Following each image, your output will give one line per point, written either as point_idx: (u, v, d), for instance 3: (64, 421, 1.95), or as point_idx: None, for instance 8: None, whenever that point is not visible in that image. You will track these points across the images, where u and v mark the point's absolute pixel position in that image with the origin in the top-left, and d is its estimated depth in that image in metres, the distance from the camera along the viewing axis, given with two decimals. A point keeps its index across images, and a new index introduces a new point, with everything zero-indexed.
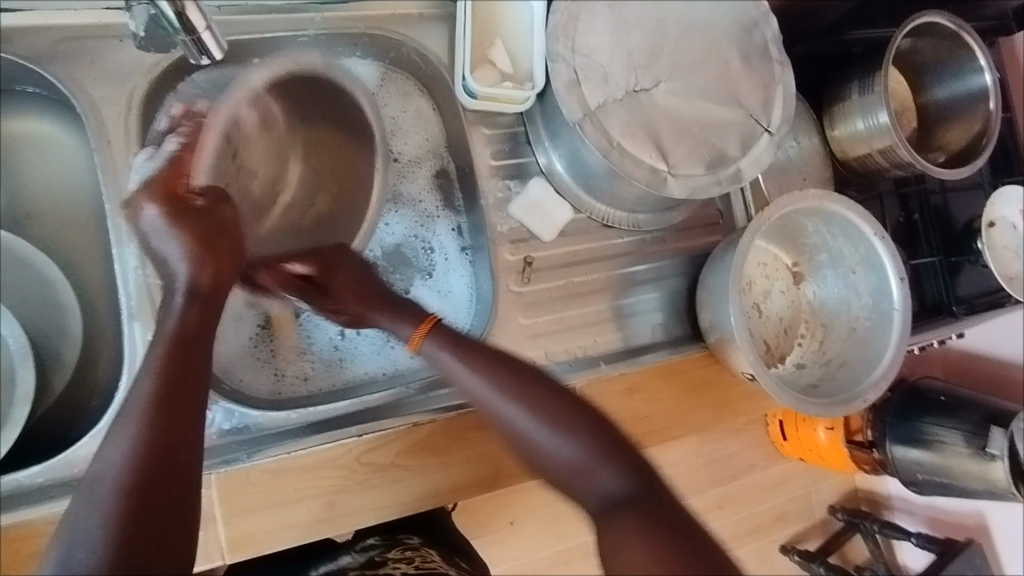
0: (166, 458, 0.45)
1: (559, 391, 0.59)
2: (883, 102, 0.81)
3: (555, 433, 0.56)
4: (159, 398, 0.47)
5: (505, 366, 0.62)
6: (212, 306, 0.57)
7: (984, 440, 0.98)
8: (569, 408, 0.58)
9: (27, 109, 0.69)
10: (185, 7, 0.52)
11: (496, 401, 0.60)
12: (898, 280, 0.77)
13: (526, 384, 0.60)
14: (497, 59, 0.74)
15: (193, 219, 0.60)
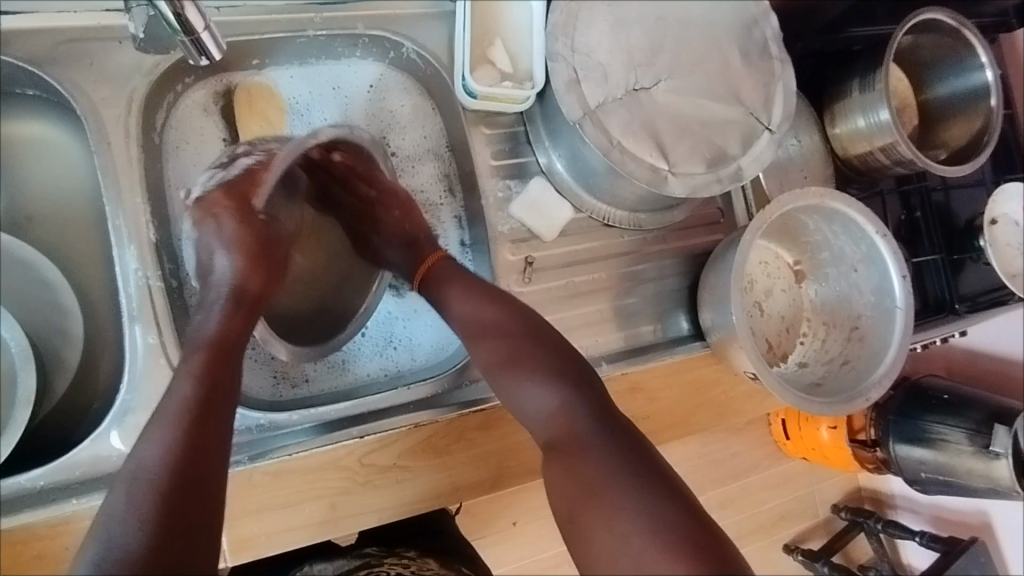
0: (196, 462, 0.45)
1: (543, 332, 0.64)
2: (884, 99, 0.80)
3: (531, 364, 0.61)
4: (189, 410, 0.48)
5: (493, 299, 0.67)
6: (254, 313, 0.61)
7: (987, 439, 0.97)
8: (543, 346, 0.63)
9: (27, 112, 0.69)
10: (184, 7, 0.52)
11: (480, 328, 0.65)
12: (899, 277, 0.77)
13: (513, 320, 0.65)
14: (497, 58, 0.74)
15: (253, 224, 0.64)
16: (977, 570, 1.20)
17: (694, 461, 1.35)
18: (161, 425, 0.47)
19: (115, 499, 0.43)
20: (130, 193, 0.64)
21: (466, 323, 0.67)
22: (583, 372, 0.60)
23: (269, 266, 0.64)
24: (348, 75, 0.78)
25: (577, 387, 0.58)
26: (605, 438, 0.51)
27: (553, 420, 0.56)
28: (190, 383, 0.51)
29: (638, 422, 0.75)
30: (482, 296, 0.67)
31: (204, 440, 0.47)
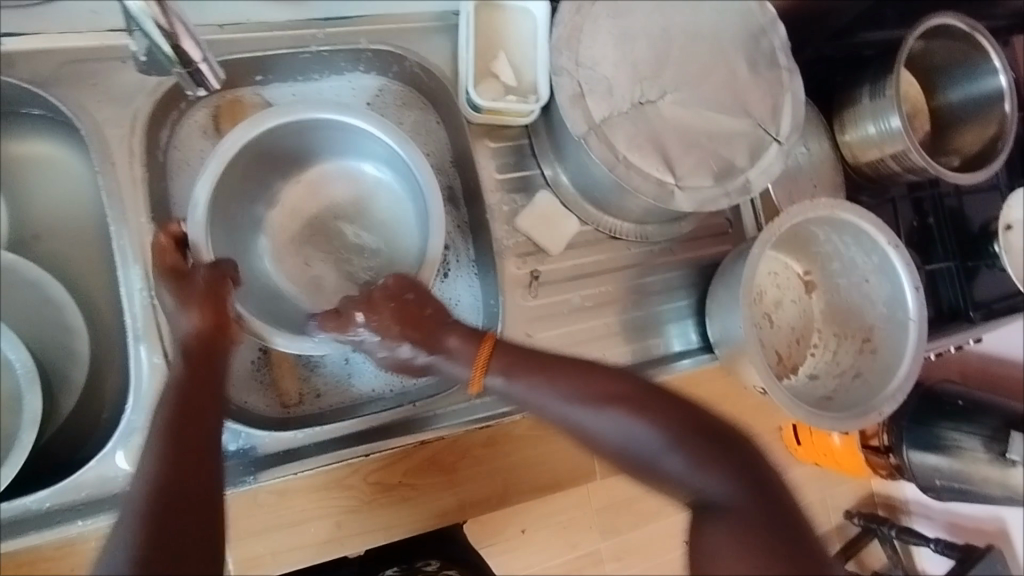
0: (182, 490, 0.46)
1: (658, 395, 0.56)
2: (895, 106, 0.79)
3: (659, 444, 0.53)
4: (166, 437, 0.48)
5: (591, 382, 0.58)
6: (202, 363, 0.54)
7: (1004, 445, 0.98)
8: (673, 421, 0.54)
9: (33, 132, 0.70)
10: (181, 39, 0.52)
11: (581, 417, 0.57)
12: (912, 289, 0.76)
13: (620, 393, 0.57)
14: (501, 72, 0.73)
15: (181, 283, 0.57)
16: None
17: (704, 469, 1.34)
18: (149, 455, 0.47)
19: (115, 535, 0.44)
20: (135, 212, 0.64)
21: (564, 408, 0.58)
22: (715, 431, 0.54)
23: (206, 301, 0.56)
24: (346, 90, 0.77)
25: (731, 479, 0.51)
26: (765, 534, 0.49)
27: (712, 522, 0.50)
28: (167, 403, 0.50)
29: None
30: (583, 375, 0.58)
31: (190, 468, 0.47)
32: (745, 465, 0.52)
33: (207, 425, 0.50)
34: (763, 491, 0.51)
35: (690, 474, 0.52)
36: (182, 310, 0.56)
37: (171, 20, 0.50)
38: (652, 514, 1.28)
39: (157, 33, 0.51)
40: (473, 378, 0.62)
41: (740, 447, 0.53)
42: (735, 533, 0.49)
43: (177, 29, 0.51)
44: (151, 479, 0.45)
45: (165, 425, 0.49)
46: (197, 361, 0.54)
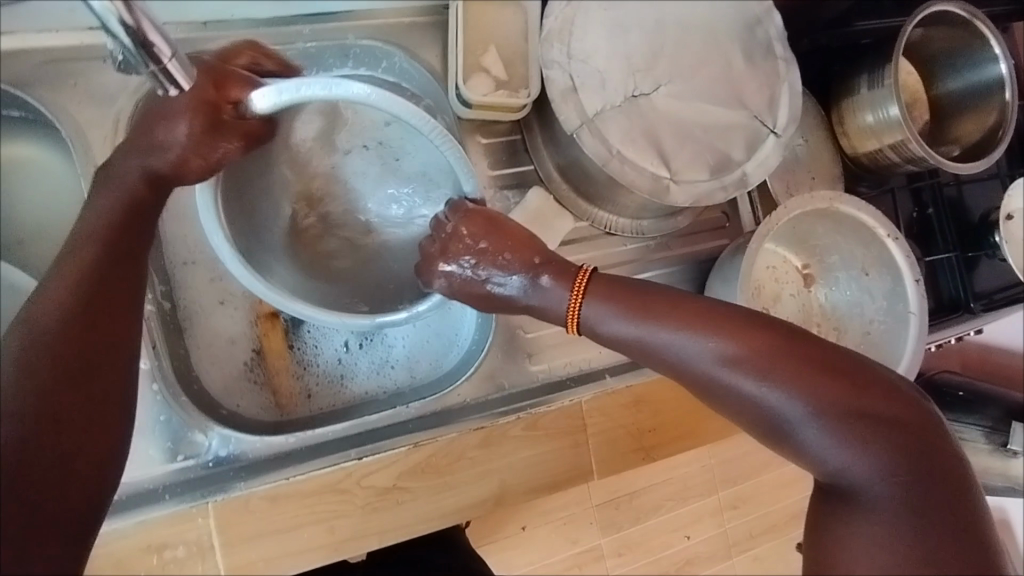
0: (92, 341, 0.45)
1: (814, 356, 0.52)
2: (894, 95, 0.77)
3: (806, 411, 0.51)
4: (84, 283, 0.47)
5: (727, 332, 0.55)
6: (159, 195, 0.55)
7: (1005, 437, 0.98)
8: (817, 382, 0.51)
9: (15, 135, 0.69)
10: (147, 34, 0.43)
11: (710, 368, 0.55)
12: (913, 282, 0.75)
13: (761, 346, 0.54)
14: (490, 65, 0.71)
15: (205, 122, 0.57)
16: None
17: (704, 464, 1.33)
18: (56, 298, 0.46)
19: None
20: None
21: (697, 359, 0.56)
22: (875, 405, 0.50)
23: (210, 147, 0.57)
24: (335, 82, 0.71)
25: (874, 449, 0.49)
26: (918, 526, 0.45)
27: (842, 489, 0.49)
28: (78, 269, 0.47)
29: (643, 434, 0.75)
30: (722, 325, 0.56)
31: (89, 344, 0.45)
32: (902, 446, 0.49)
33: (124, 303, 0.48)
34: (909, 468, 0.48)
35: (825, 439, 0.50)
36: (182, 151, 0.56)
37: (136, 13, 0.41)
38: (651, 510, 1.28)
39: (121, 32, 0.42)
40: (570, 320, 0.64)
41: (890, 416, 0.50)
42: (879, 525, 0.46)
43: (144, 25, 0.42)
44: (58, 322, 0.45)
45: (72, 290, 0.46)
46: (127, 223, 0.51)
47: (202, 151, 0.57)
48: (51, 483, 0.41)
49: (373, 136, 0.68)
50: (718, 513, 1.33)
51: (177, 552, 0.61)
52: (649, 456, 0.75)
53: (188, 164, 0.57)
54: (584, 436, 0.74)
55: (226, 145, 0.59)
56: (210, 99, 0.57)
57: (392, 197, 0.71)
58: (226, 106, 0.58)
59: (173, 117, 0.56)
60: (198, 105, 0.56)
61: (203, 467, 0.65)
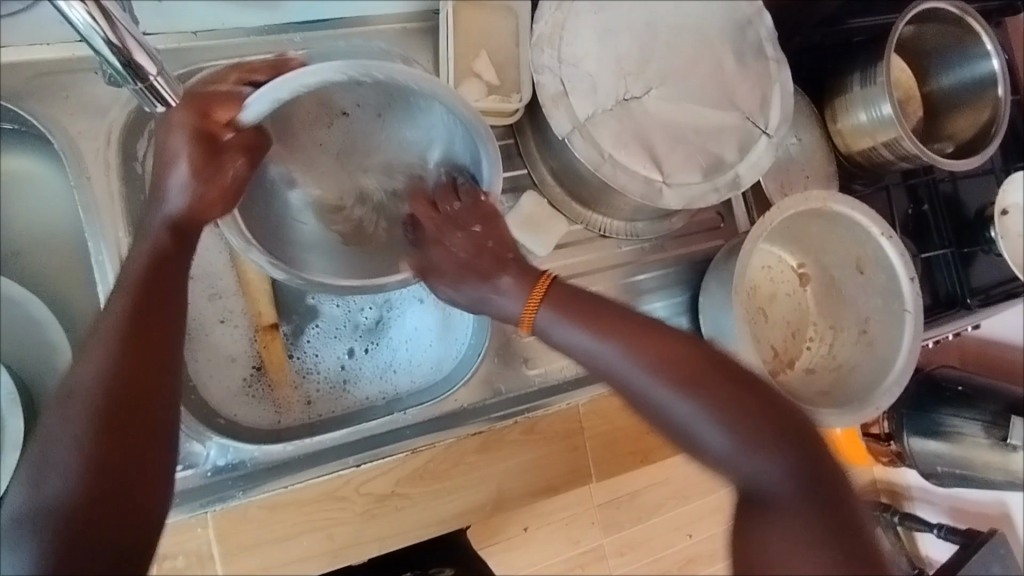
0: (139, 386, 0.44)
1: (739, 375, 0.49)
2: (886, 93, 0.77)
3: (722, 428, 0.46)
4: (123, 329, 0.45)
5: (640, 336, 0.52)
6: (189, 236, 0.53)
7: (1006, 431, 0.95)
8: (730, 396, 0.48)
9: (9, 149, 0.69)
10: (132, 52, 0.47)
11: (626, 369, 0.51)
12: (908, 280, 0.75)
13: (673, 353, 0.50)
14: (482, 71, 0.71)
15: (207, 148, 0.55)
16: (997, 563, 1.16)
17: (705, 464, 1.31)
18: (98, 346, 0.45)
19: (48, 430, 0.42)
20: (113, 225, 0.63)
21: (619, 363, 0.52)
22: (795, 432, 0.46)
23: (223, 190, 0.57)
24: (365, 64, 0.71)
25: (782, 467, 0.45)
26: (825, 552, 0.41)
27: (751, 507, 0.45)
28: (124, 303, 0.47)
29: (640, 436, 0.75)
30: (635, 329, 0.53)
31: (142, 385, 0.44)
32: (811, 465, 0.45)
33: (162, 343, 0.46)
34: (819, 491, 0.44)
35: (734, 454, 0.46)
36: (190, 184, 0.54)
37: (121, 33, 0.46)
38: (653, 510, 1.27)
39: (107, 50, 0.46)
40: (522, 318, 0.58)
41: (801, 434, 0.47)
42: (787, 544, 0.42)
43: (128, 44, 0.46)
44: (103, 372, 0.43)
45: (118, 326, 0.45)
46: (171, 256, 0.50)
47: (214, 174, 0.56)
48: (120, 529, 0.41)
49: (356, 99, 0.63)
50: (719, 511, 1.33)
51: (176, 563, 0.62)
52: (647, 458, 0.76)
53: (207, 192, 0.55)
54: (581, 439, 0.74)
55: (235, 159, 0.57)
56: (200, 126, 0.55)
57: (397, 143, 0.68)
58: (220, 127, 0.56)
59: (171, 156, 0.54)
60: (194, 134, 0.55)
61: (202, 477, 0.65)
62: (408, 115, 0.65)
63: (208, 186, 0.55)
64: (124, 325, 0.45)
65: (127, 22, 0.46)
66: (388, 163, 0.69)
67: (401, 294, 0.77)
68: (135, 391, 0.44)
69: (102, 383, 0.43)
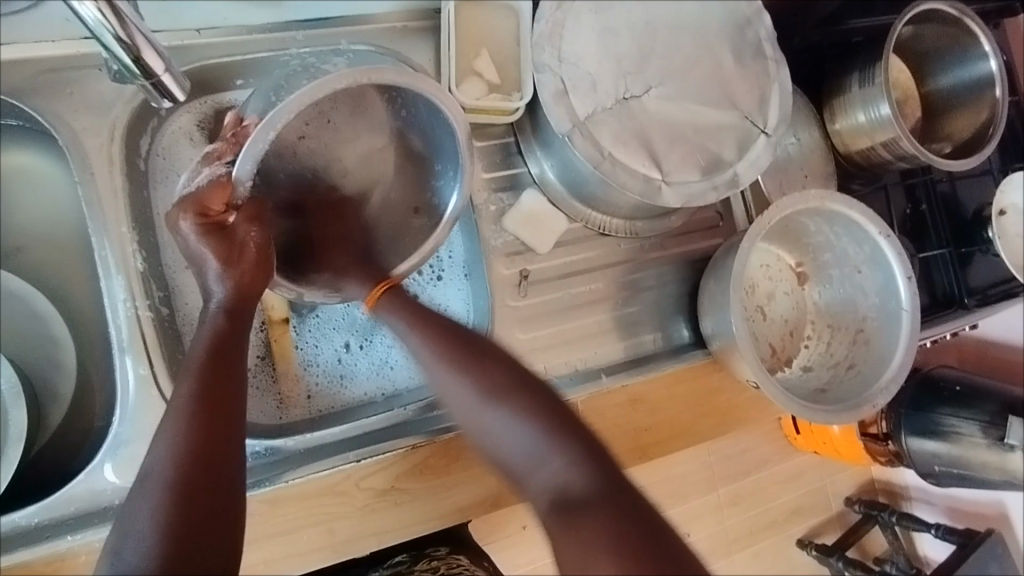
0: (207, 453, 0.45)
1: (514, 368, 0.56)
2: (884, 93, 0.78)
3: (510, 413, 0.52)
4: (193, 404, 0.48)
5: (456, 338, 0.59)
6: (240, 318, 0.57)
7: (1002, 431, 0.92)
8: (530, 388, 0.54)
9: (12, 144, 0.69)
10: (142, 51, 0.52)
11: (438, 368, 0.58)
12: (905, 278, 0.75)
13: (480, 359, 0.57)
14: (483, 69, 0.72)
15: (218, 239, 0.58)
16: (994, 563, 1.16)
17: (704, 463, 1.30)
18: (169, 428, 0.47)
19: (133, 507, 0.43)
20: (116, 221, 0.64)
21: (427, 365, 0.59)
22: (576, 418, 0.52)
23: (263, 267, 0.60)
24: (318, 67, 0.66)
25: (578, 450, 0.49)
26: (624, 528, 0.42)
27: (549, 485, 0.48)
28: (190, 386, 0.49)
29: (637, 435, 0.75)
30: (445, 329, 0.60)
31: (216, 452, 0.46)
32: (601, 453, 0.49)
33: (229, 416, 0.48)
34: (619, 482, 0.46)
35: (535, 445, 0.50)
36: (223, 272, 0.58)
37: (130, 31, 0.50)
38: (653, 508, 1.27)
39: (117, 46, 0.50)
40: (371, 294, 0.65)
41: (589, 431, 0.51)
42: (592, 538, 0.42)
43: (138, 41, 0.51)
44: (179, 447, 0.45)
45: (190, 403, 0.48)
46: (228, 337, 0.54)
47: (238, 254, 0.58)
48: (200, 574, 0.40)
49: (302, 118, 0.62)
50: (720, 509, 1.31)
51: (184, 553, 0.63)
52: (647, 455, 0.75)
53: (241, 270, 0.58)
54: None
55: (248, 229, 0.59)
56: (204, 223, 0.58)
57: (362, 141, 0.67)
58: (222, 215, 0.59)
59: (201, 258, 0.58)
60: (203, 229, 0.58)
61: None
62: (357, 107, 0.64)
63: (240, 269, 0.58)
64: (195, 404, 0.47)
65: (136, 19, 0.51)
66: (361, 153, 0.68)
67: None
68: (200, 460, 0.45)
69: (177, 450, 0.45)
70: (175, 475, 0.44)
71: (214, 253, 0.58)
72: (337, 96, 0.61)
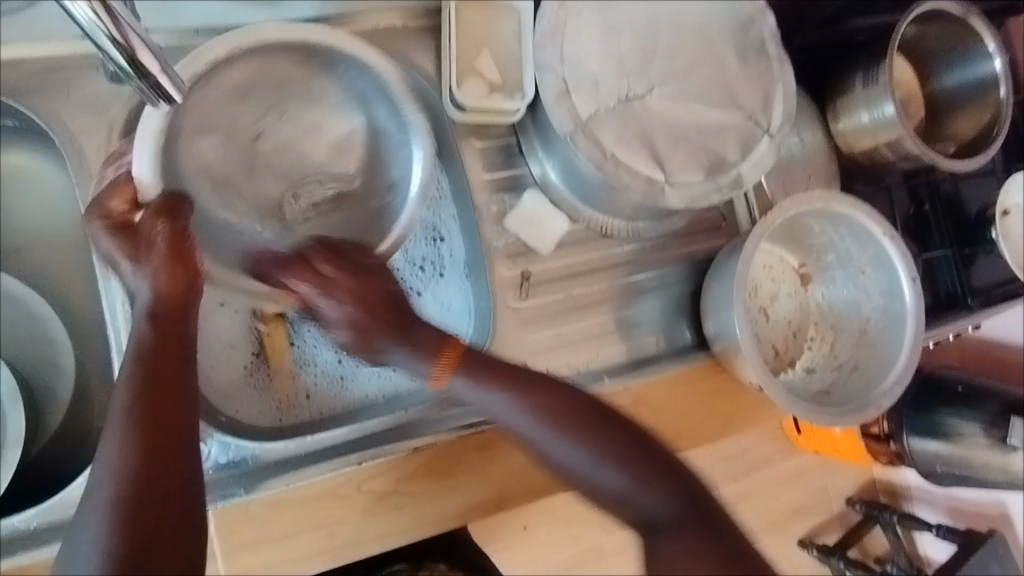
0: (150, 471, 0.44)
1: (613, 425, 0.56)
2: (888, 93, 0.77)
3: (609, 464, 0.54)
4: (134, 417, 0.46)
5: (541, 392, 0.58)
6: (175, 322, 0.54)
7: (1004, 431, 0.96)
8: (621, 437, 0.55)
9: (10, 144, 0.69)
10: (136, 50, 0.50)
11: (528, 424, 0.57)
12: (909, 279, 0.75)
13: (575, 415, 0.56)
14: (484, 69, 0.72)
15: (127, 237, 0.58)
16: (995, 563, 1.16)
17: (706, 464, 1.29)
18: (112, 443, 0.45)
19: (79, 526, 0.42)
20: None
21: (513, 420, 0.58)
22: (670, 466, 0.54)
23: (187, 262, 0.57)
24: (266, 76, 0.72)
25: (673, 488, 0.53)
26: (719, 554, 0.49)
27: (648, 520, 0.53)
28: (127, 394, 0.47)
29: None
30: (527, 380, 0.59)
31: (158, 468, 0.44)
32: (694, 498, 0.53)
33: (174, 424, 0.47)
34: (708, 514, 0.52)
35: (629, 487, 0.53)
36: (138, 269, 0.57)
37: (123, 30, 0.49)
38: None
39: (111, 47, 0.49)
40: (436, 369, 0.61)
41: (679, 466, 0.55)
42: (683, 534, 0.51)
43: (132, 41, 0.50)
44: (119, 463, 0.44)
45: (127, 416, 0.46)
46: (164, 341, 0.51)
47: (145, 248, 0.57)
48: None
49: (252, 114, 0.70)
50: None
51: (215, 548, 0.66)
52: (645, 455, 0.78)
53: (156, 265, 0.56)
54: None
55: (150, 224, 0.57)
56: (112, 224, 0.59)
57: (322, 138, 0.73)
58: (126, 213, 0.59)
59: (115, 260, 0.58)
60: (113, 230, 0.58)
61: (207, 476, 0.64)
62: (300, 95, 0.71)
63: (155, 262, 0.56)
64: (135, 415, 0.46)
65: (129, 19, 0.50)
66: (337, 136, 0.73)
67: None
68: (142, 479, 0.44)
69: (121, 472, 0.44)
70: (120, 494, 0.43)
71: (122, 251, 0.58)
72: (264, 82, 0.69)
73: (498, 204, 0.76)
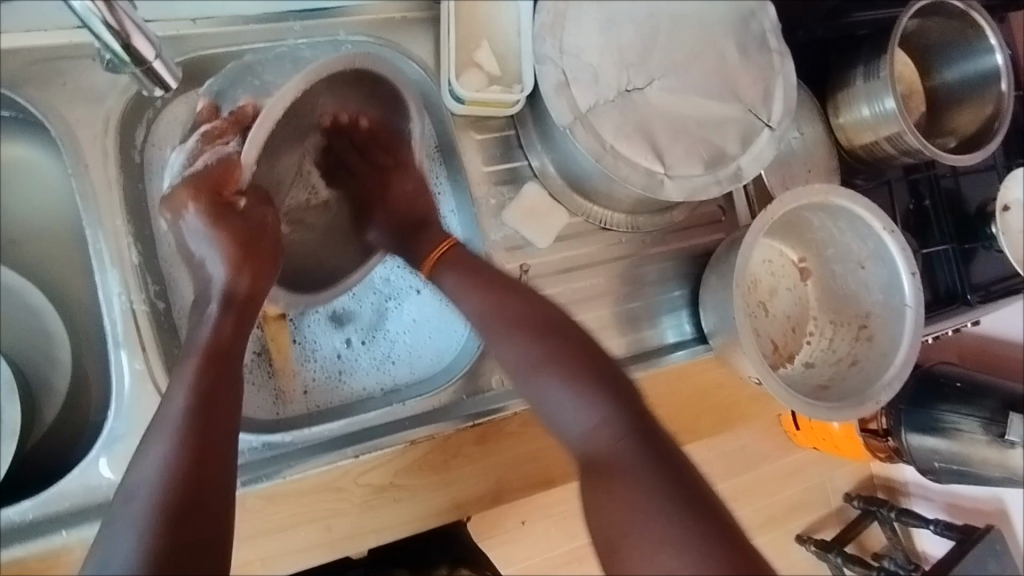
0: (201, 473, 0.47)
1: (576, 342, 0.61)
2: (889, 87, 0.77)
3: (557, 377, 0.59)
4: (189, 425, 0.49)
5: (512, 300, 0.64)
6: (246, 314, 0.60)
7: (1002, 427, 0.90)
8: (579, 355, 0.60)
9: (6, 135, 0.68)
10: (130, 36, 0.51)
11: (492, 329, 0.64)
12: (909, 274, 0.74)
13: (540, 329, 0.62)
14: (483, 61, 0.71)
15: (231, 220, 0.62)
16: (993, 560, 1.16)
17: (703, 458, 1.29)
18: (162, 443, 0.47)
19: (120, 516, 0.44)
20: (111, 214, 0.63)
21: (479, 322, 0.65)
22: (620, 386, 0.58)
23: (262, 261, 0.63)
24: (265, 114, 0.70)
25: (615, 402, 0.56)
26: (644, 458, 0.51)
27: (587, 435, 0.55)
28: (187, 397, 0.51)
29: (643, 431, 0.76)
30: (498, 286, 0.65)
31: (208, 468, 0.47)
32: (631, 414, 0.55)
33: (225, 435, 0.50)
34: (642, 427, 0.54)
35: (578, 397, 0.57)
36: (233, 263, 0.61)
37: (118, 15, 0.49)
38: None
39: (105, 32, 0.50)
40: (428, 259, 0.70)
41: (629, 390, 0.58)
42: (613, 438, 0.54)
43: (126, 26, 0.50)
44: (169, 463, 0.46)
45: (183, 418, 0.49)
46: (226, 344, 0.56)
47: (255, 242, 0.63)
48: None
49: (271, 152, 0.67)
50: None
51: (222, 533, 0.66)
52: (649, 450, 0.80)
53: (251, 266, 0.62)
54: None
55: (258, 210, 0.65)
56: (216, 201, 0.62)
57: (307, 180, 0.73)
58: (233, 196, 0.63)
59: (207, 236, 0.62)
60: (213, 206, 0.62)
61: None
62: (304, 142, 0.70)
63: (250, 264, 0.62)
64: (191, 417, 0.49)
65: (125, 6, 0.50)
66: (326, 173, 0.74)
67: (399, 285, 0.79)
68: (190, 480, 0.46)
69: (171, 469, 0.46)
70: (167, 499, 0.44)
71: (227, 236, 0.62)
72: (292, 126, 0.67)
73: (496, 198, 0.76)
